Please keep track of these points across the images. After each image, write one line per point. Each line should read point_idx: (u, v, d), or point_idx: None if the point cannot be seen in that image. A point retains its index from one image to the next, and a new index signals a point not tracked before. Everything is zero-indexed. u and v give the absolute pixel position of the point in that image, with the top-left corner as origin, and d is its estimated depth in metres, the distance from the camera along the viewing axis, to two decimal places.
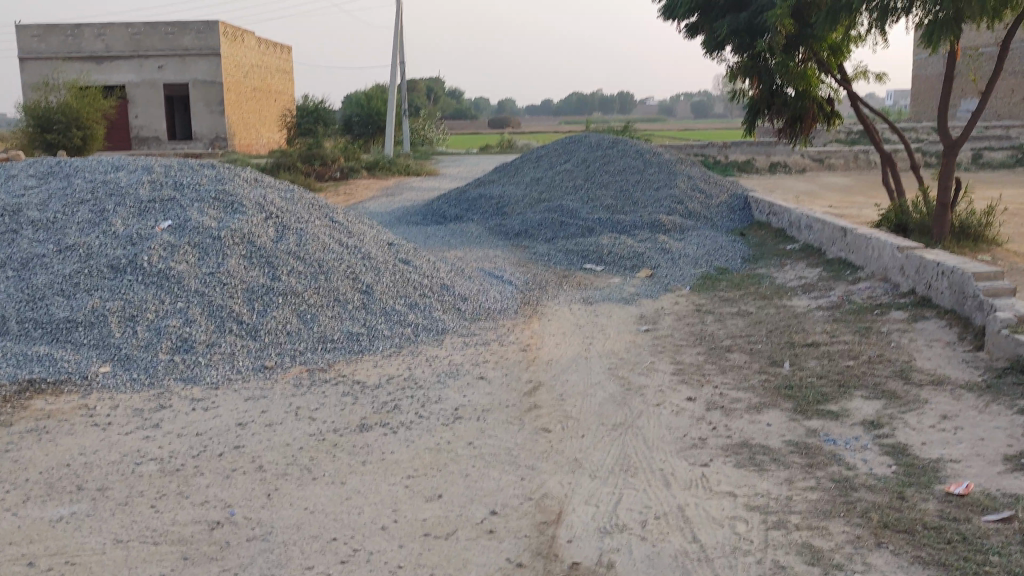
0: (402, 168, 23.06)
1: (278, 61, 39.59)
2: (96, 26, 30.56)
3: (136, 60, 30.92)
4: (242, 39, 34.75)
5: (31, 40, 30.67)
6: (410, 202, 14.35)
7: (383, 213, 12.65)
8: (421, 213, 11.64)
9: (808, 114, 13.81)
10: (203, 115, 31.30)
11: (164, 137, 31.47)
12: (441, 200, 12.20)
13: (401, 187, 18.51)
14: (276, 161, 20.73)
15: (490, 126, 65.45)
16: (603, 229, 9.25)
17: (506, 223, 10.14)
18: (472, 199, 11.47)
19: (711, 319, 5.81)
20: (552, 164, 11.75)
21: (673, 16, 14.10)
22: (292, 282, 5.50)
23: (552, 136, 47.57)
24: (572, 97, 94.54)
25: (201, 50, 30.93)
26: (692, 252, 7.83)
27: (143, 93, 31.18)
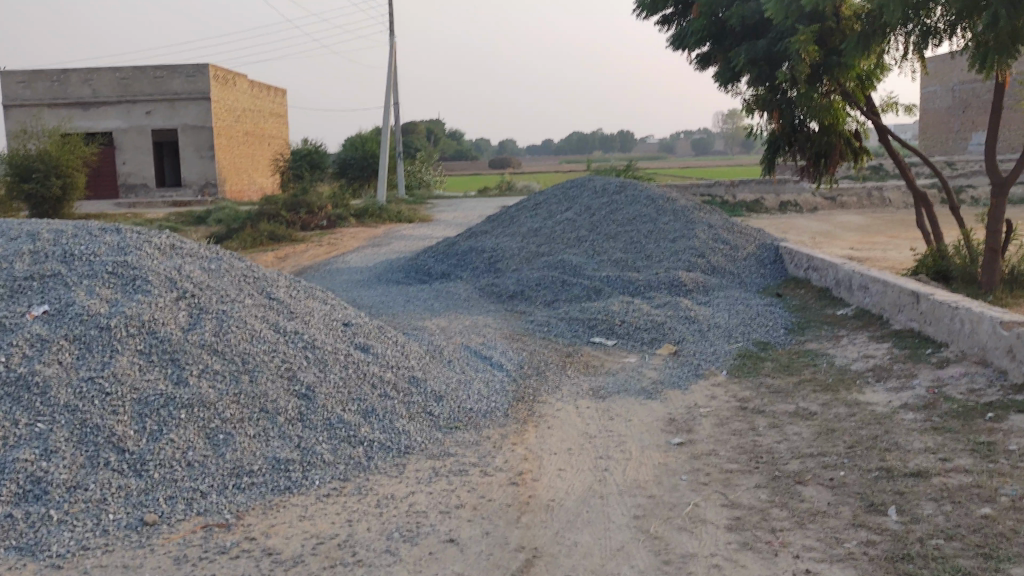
0: (393, 215, 21.71)
1: (272, 105, 38.59)
2: (82, 71, 29.50)
3: (123, 106, 29.87)
4: (234, 82, 33.74)
5: (16, 86, 29.64)
6: (397, 254, 12.99)
7: (364, 269, 11.27)
8: (406, 270, 10.27)
9: (834, 150, 12.47)
10: (192, 161, 30.14)
11: (152, 184, 30.30)
12: (428, 254, 10.83)
13: (390, 237, 17.14)
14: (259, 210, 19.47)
15: (488, 168, 64.35)
16: (613, 290, 7.86)
17: (501, 282, 8.76)
18: (463, 253, 10.11)
19: (765, 425, 4.39)
20: (551, 212, 10.40)
21: (683, 46, 12.89)
22: (203, 390, 4.08)
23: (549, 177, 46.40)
24: (571, 139, 93.80)
25: (191, 94, 29.79)
26: (725, 321, 6.43)
27: (131, 140, 30.09)
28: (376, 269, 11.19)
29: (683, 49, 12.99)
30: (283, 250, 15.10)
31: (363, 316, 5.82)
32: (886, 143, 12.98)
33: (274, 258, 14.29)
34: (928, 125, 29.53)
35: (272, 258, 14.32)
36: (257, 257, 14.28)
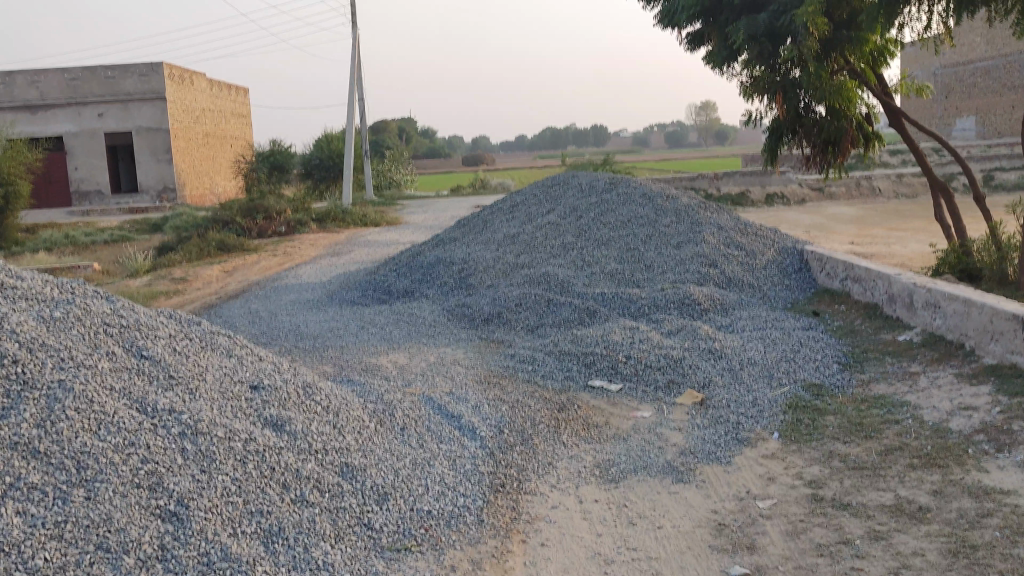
0: (358, 218, 20.16)
1: (233, 105, 36.84)
2: (29, 73, 27.69)
3: (74, 109, 28.11)
4: (192, 82, 32.02)
5: None
6: (357, 266, 11.50)
7: (317, 286, 9.79)
8: (364, 286, 8.80)
9: (843, 138, 10.94)
10: (148, 166, 28.39)
11: (107, 191, 28.54)
12: (389, 267, 9.37)
13: (353, 244, 15.61)
14: (213, 216, 17.91)
15: (460, 165, 62.77)
16: (610, 311, 6.44)
17: (475, 302, 7.32)
18: (430, 265, 8.65)
19: (867, 535, 2.98)
20: (530, 216, 8.97)
21: (674, 24, 11.45)
22: (4, 527, 2.56)
23: (522, 174, 44.87)
24: (544, 135, 92.40)
25: (144, 95, 28.00)
26: (760, 352, 5.03)
27: (83, 144, 28.32)
28: (330, 284, 9.71)
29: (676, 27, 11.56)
30: (231, 261, 13.54)
31: (288, 370, 4.36)
32: (898, 126, 11.47)
33: (221, 270, 12.76)
34: (916, 111, 28.35)
35: (219, 271, 12.79)
36: (202, 270, 12.73)
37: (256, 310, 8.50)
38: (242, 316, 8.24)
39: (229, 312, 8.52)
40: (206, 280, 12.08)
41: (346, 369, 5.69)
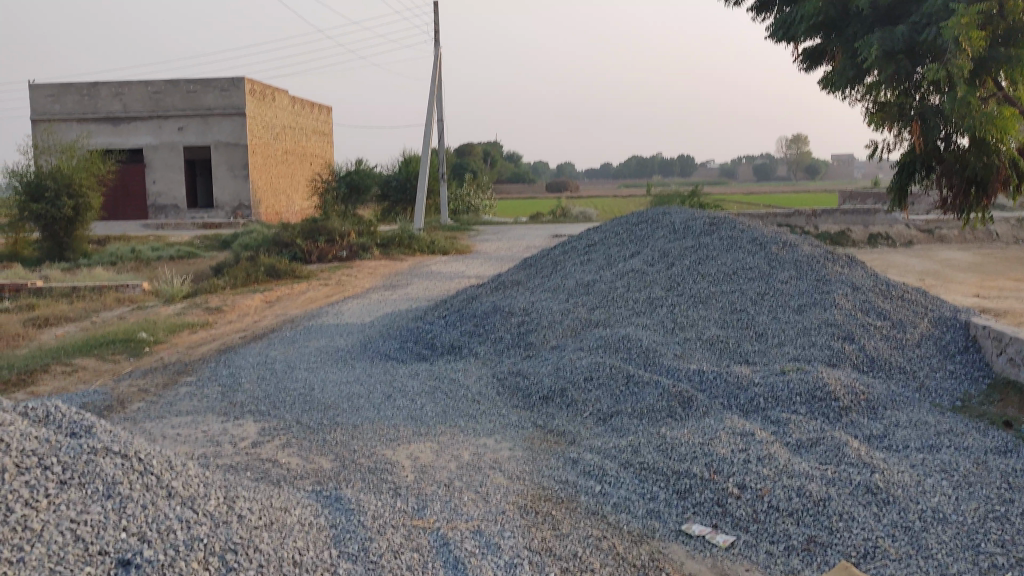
0: (426, 244, 18.79)
1: (314, 122, 36.17)
2: (113, 85, 27.25)
3: (155, 121, 27.53)
4: (273, 97, 31.36)
5: (45, 100, 27.41)
6: (410, 304, 10.04)
7: (353, 330, 8.37)
8: (406, 335, 7.32)
9: (995, 179, 8.37)
10: (225, 181, 27.60)
11: (183, 205, 27.90)
12: (439, 311, 7.89)
13: (415, 275, 14.21)
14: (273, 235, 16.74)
15: (542, 191, 61.47)
16: (712, 401, 4.78)
17: (534, 370, 5.76)
18: (484, 314, 7.13)
19: None
20: (610, 260, 7.35)
21: (789, 37, 9.26)
22: None
23: (604, 203, 43.09)
24: (631, 165, 90.58)
25: (225, 109, 27.24)
26: (946, 500, 3.32)
27: (162, 157, 27.75)
28: (372, 329, 8.27)
29: (791, 42, 9.34)
30: (277, 290, 12.27)
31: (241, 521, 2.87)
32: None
33: (263, 301, 11.49)
34: None
35: (261, 301, 11.51)
36: (242, 299, 11.48)
37: (274, 358, 7.09)
38: (258, 365, 6.82)
39: (245, 359, 7.12)
40: (244, 311, 10.79)
41: (353, 477, 4.18)
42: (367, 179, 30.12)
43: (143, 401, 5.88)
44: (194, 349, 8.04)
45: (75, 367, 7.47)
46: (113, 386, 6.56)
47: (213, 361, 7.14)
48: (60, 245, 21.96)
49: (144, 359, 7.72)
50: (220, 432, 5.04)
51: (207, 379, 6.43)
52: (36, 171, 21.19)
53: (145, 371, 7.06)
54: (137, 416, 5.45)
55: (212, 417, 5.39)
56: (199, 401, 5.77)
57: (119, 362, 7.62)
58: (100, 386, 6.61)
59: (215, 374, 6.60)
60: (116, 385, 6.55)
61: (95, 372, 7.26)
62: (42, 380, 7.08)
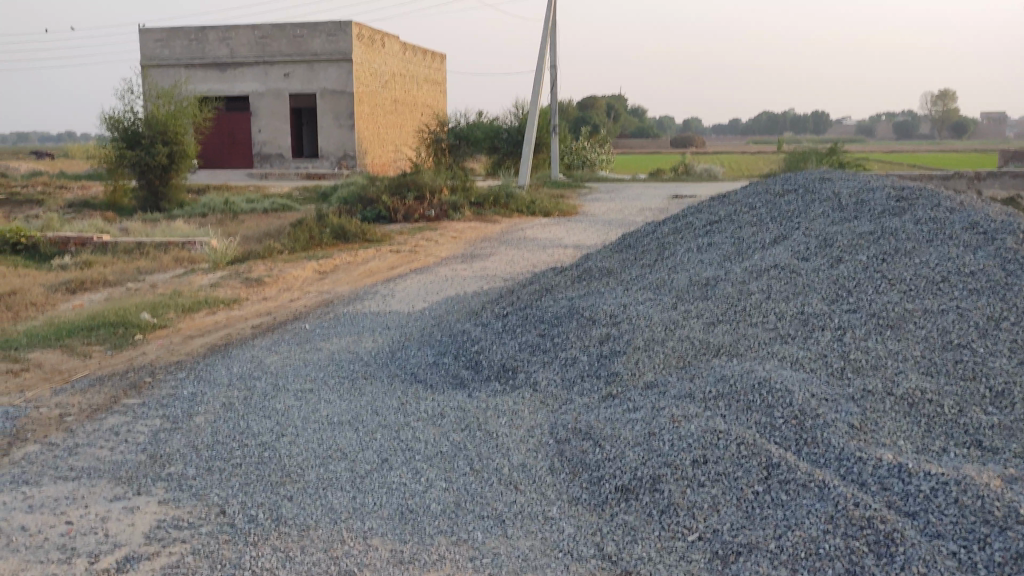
0: (525, 204, 16.57)
1: (426, 70, 34.25)
2: (220, 28, 25.76)
3: (261, 67, 25.93)
4: (383, 43, 29.53)
5: (154, 44, 26.21)
6: (484, 287, 7.93)
7: (386, 323, 6.39)
8: (445, 342, 5.28)
9: None
10: (329, 130, 25.87)
11: (288, 154, 26.27)
12: (499, 306, 5.80)
13: (505, 243, 12.11)
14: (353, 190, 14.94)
15: (667, 147, 58.36)
16: (931, 543, 2.56)
17: (614, 429, 3.60)
18: (554, 321, 4.99)
19: None
20: (742, 248, 5.06)
21: None
22: None
23: (731, 159, 39.77)
24: (761, 119, 85.75)
25: (331, 55, 25.34)
26: None
27: (268, 105, 26.13)
28: (413, 324, 6.24)
29: None
30: (337, 257, 10.38)
31: None
32: None
33: (317, 272, 9.63)
34: None
35: (314, 272, 9.65)
36: (292, 268, 9.64)
37: (262, 372, 5.13)
38: (235, 383, 4.90)
39: (226, 369, 5.21)
40: (286, 285, 8.95)
41: None
42: (475, 130, 28.10)
43: (38, 444, 4.00)
44: (185, 345, 6.22)
45: (24, 366, 5.76)
46: (37, 406, 4.76)
47: (187, 370, 5.24)
48: (155, 194, 20.65)
49: (115, 358, 5.94)
50: (91, 530, 3.11)
51: (157, 405, 4.54)
52: (130, 116, 20.05)
53: (96, 380, 5.26)
54: (6, 480, 3.57)
55: (104, 487, 3.47)
56: (109, 454, 3.84)
57: (83, 364, 5.85)
58: (22, 405, 4.82)
59: (175, 395, 4.70)
60: (40, 406, 4.75)
61: (35, 379, 5.50)
62: None
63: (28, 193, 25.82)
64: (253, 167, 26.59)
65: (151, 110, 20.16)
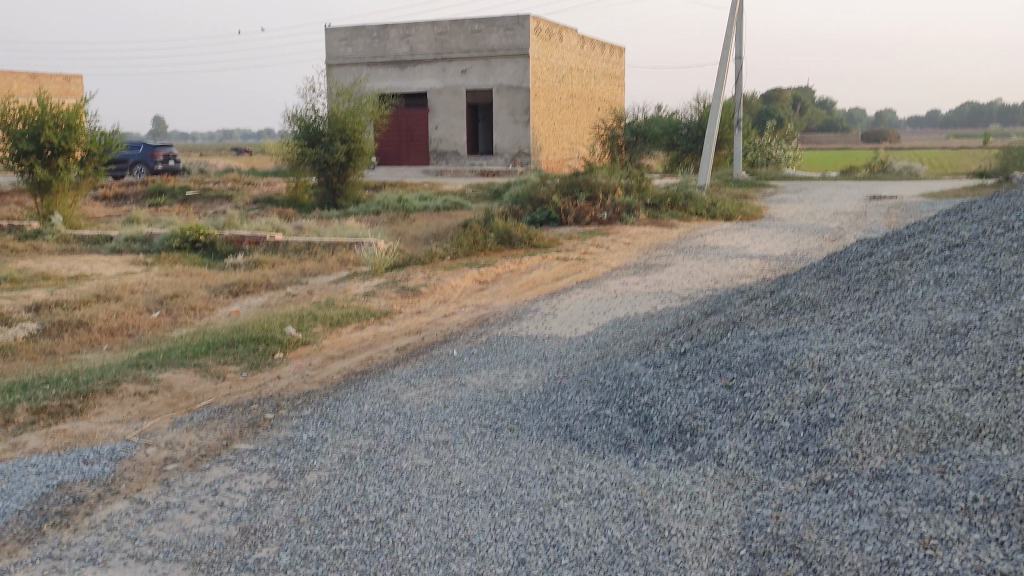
0: (706, 206, 15.36)
1: (604, 65, 33.35)
2: (401, 27, 25.81)
3: (439, 64, 25.78)
4: (561, 37, 28.84)
5: (339, 44, 26.60)
6: (662, 308, 7.00)
7: (542, 353, 5.57)
8: (608, 385, 4.39)
9: None
10: (504, 127, 25.42)
11: (463, 151, 26.02)
12: (675, 341, 4.86)
13: (682, 251, 11.04)
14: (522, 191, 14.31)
15: (859, 142, 54.97)
16: None
17: (834, 546, 2.61)
18: (745, 368, 3.99)
19: None
20: (1002, 285, 3.90)
21: None
22: None
23: (934, 155, 36.58)
24: (965, 112, 79.52)
25: (508, 51, 24.82)
26: None
27: (445, 103, 25.96)
28: (574, 357, 5.39)
29: None
30: (501, 264, 9.68)
31: None
32: None
33: (479, 283, 8.96)
34: None
35: (474, 282, 8.98)
36: (452, 277, 9.01)
37: (395, 414, 4.42)
38: (361, 428, 4.20)
39: (356, 407, 4.54)
40: (444, 296, 8.34)
41: None
42: (653, 127, 26.93)
43: (125, 503, 3.43)
44: (323, 370, 5.64)
45: (153, 387, 5.33)
46: (147, 444, 4.25)
47: (315, 406, 4.62)
48: (333, 191, 20.74)
49: (248, 383, 5.43)
50: None
51: (269, 453, 3.90)
52: (312, 115, 20.24)
53: (217, 412, 4.73)
54: (74, 556, 2.99)
55: None
56: (196, 525, 3.21)
57: (214, 388, 5.36)
58: (133, 441, 4.32)
59: (293, 442, 4.05)
60: (150, 444, 4.23)
61: (159, 407, 5.03)
62: (91, 415, 4.89)
63: (218, 189, 26.86)
64: (429, 164, 26.54)
65: (331, 109, 20.27)
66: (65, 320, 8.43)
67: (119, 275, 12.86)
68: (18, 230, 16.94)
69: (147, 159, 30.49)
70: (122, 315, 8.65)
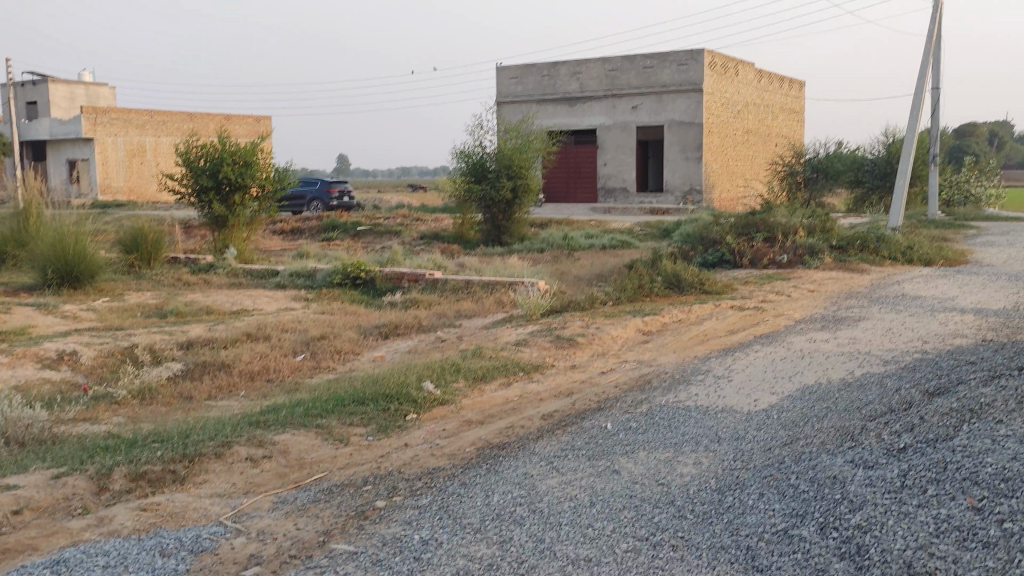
0: (901, 249, 13.77)
1: (783, 99, 31.68)
2: (572, 63, 25.36)
3: (609, 100, 25.04)
4: (736, 71, 27.56)
5: (509, 81, 26.43)
6: (862, 375, 5.85)
7: (713, 431, 4.59)
8: (802, 490, 3.39)
9: None
10: (675, 163, 24.35)
11: (632, 188, 25.09)
12: (889, 431, 3.80)
13: (876, 300, 9.69)
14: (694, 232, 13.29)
15: None
16: None
17: None
18: (1002, 487, 2.95)
19: None
20: None
21: None
22: None
23: None
24: None
25: (681, 85, 23.80)
26: None
27: (615, 139, 25.16)
28: (753, 440, 4.39)
29: None
30: (668, 313, 8.70)
31: None
32: None
33: (641, 335, 8.04)
34: None
35: (637, 333, 8.06)
36: (612, 327, 8.13)
37: (527, 513, 3.60)
38: (486, 530, 3.39)
39: (483, 499, 3.74)
40: (602, 350, 7.46)
41: None
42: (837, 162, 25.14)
43: None
44: (456, 439, 4.89)
45: (267, 452, 4.74)
46: (238, 532, 3.61)
47: (437, 492, 3.87)
48: (498, 228, 20.27)
49: (371, 453, 4.76)
50: None
51: (369, 561, 3.16)
52: (479, 152, 19.94)
53: (325, 492, 4.05)
54: None
55: None
56: None
57: (332, 456, 4.72)
58: (225, 525, 3.70)
59: (401, 544, 3.29)
60: (241, 532, 3.60)
61: (268, 477, 4.44)
62: (194, 485, 4.33)
63: (388, 225, 27.11)
64: (597, 201, 25.75)
65: (499, 146, 19.87)
66: (209, 361, 8.13)
67: (278, 311, 12.76)
68: (193, 263, 17.34)
69: (323, 195, 31.27)
70: (266, 358, 8.28)
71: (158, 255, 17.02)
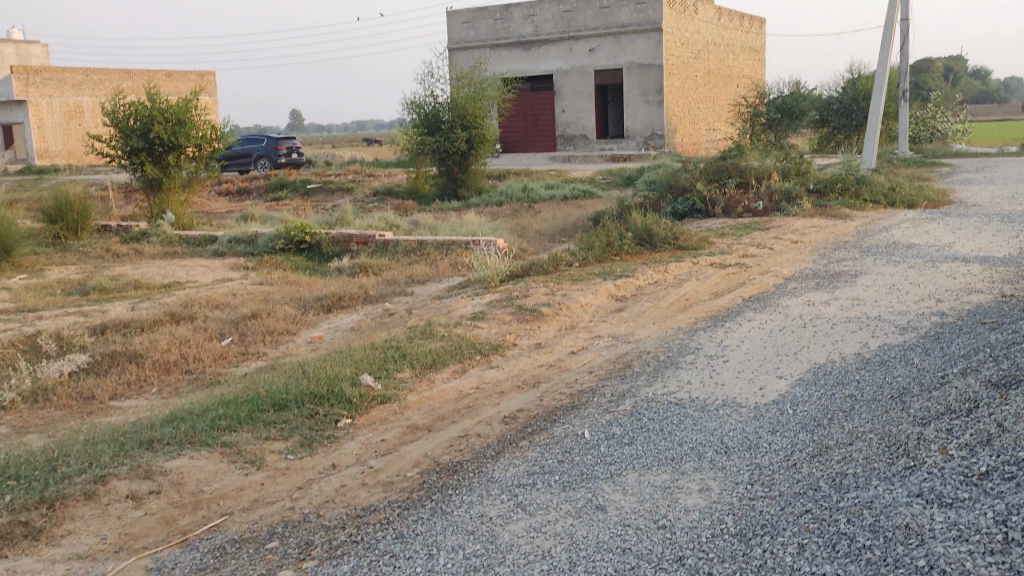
0: (882, 191, 12.94)
1: (744, 37, 30.63)
2: (525, 5, 24.04)
3: (566, 43, 23.81)
4: (696, 9, 26.41)
5: (460, 27, 25.07)
6: (879, 349, 4.95)
7: (716, 438, 3.67)
8: (861, 544, 2.47)
9: None
10: (636, 108, 23.28)
11: (592, 135, 24.00)
12: (958, 445, 2.90)
13: (867, 250, 8.82)
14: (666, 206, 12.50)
15: (1020, 113, 50.24)
16: None
17: None
18: None
19: None
20: None
21: None
22: None
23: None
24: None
25: (640, 25, 22.64)
26: None
27: (572, 84, 23.99)
28: (770, 451, 3.47)
29: None
30: (642, 275, 7.75)
31: None
32: None
33: (614, 302, 7.07)
34: None
35: (609, 300, 7.11)
36: (581, 293, 7.16)
37: None
38: None
39: (425, 564, 2.79)
40: (570, 323, 6.51)
41: None
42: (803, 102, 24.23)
43: None
44: (395, 456, 3.90)
45: (154, 487, 3.74)
46: None
47: (364, 552, 2.91)
48: (454, 181, 19.10)
49: (288, 481, 3.76)
50: None
51: None
52: (430, 101, 18.70)
53: (217, 553, 3.06)
54: None
55: None
56: None
57: (239, 488, 3.73)
58: None
59: None
60: None
61: (150, 525, 3.44)
62: (50, 544, 3.32)
63: (338, 181, 25.80)
64: (556, 149, 24.63)
65: (451, 95, 18.64)
66: (120, 351, 7.03)
67: (214, 282, 11.61)
68: (125, 231, 15.99)
69: (271, 152, 29.73)
70: (187, 344, 7.20)
71: (86, 224, 15.64)
